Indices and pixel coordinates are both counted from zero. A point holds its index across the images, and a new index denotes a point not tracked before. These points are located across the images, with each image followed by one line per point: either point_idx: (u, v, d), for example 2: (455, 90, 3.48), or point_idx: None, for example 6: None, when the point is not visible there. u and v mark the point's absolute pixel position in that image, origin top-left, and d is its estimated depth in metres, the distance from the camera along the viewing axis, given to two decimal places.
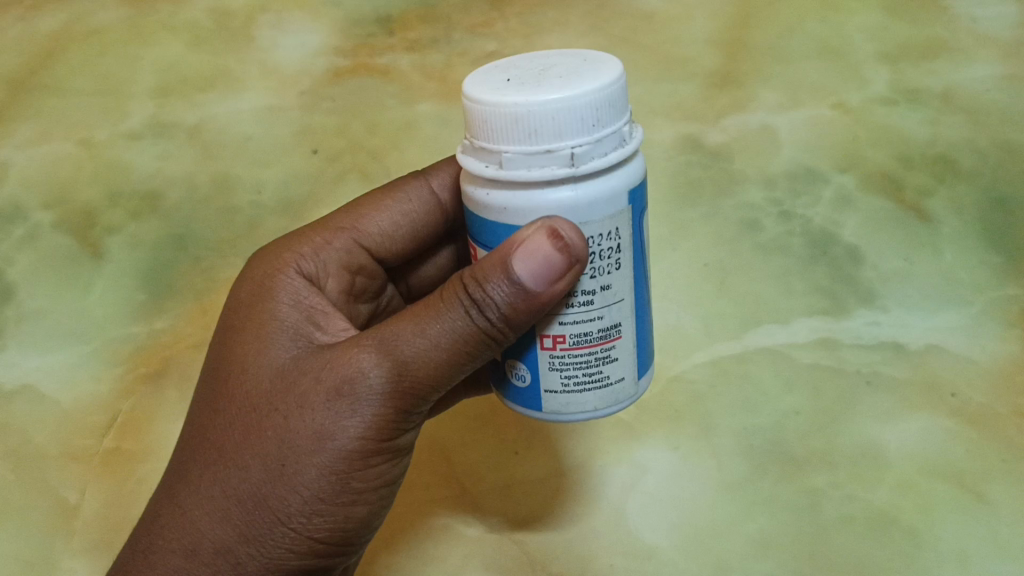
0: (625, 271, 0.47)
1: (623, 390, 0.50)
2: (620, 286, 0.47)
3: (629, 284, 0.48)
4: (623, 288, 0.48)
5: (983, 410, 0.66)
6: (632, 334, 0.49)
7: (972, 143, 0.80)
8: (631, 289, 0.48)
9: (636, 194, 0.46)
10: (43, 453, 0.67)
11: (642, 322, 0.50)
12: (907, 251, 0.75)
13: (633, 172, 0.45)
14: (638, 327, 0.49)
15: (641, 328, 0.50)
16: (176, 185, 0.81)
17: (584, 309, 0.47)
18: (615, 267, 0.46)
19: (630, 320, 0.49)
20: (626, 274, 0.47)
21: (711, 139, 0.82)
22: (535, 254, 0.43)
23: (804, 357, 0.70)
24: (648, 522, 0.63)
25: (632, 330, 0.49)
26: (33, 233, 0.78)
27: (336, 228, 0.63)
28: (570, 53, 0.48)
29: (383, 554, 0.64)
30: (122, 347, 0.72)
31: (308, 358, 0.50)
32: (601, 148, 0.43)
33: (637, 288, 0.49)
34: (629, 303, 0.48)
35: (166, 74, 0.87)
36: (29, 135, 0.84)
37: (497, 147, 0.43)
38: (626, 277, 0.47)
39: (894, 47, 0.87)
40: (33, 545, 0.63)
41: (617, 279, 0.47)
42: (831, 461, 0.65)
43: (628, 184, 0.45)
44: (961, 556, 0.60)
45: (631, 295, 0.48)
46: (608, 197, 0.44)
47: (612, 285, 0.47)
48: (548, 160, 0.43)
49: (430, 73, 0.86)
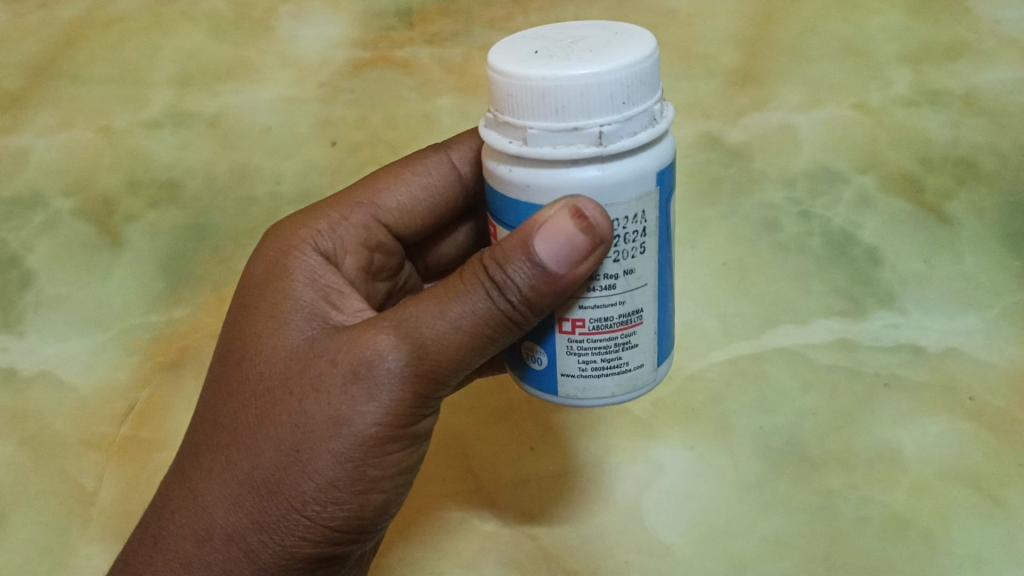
0: (648, 256, 0.47)
1: (642, 378, 0.50)
2: (642, 273, 0.47)
3: (653, 270, 0.48)
4: (646, 276, 0.48)
5: (1001, 414, 0.66)
6: (653, 324, 0.49)
7: (993, 145, 0.80)
8: (653, 276, 0.48)
9: (660, 178, 0.45)
10: (61, 440, 0.67)
11: (663, 311, 0.50)
12: (927, 252, 0.74)
13: (658, 157, 0.45)
14: (659, 316, 0.49)
15: (662, 316, 0.50)
16: (195, 175, 0.81)
17: (606, 294, 0.47)
18: (639, 251, 0.46)
19: (653, 307, 0.49)
20: (649, 259, 0.47)
21: (731, 138, 0.82)
22: (547, 228, 0.44)
23: (821, 358, 0.70)
24: (665, 521, 0.63)
25: (654, 319, 0.49)
26: (53, 220, 0.78)
27: (354, 204, 0.63)
28: (599, 26, 0.48)
29: (398, 546, 0.64)
30: (140, 336, 0.72)
31: (324, 339, 0.50)
32: (627, 129, 0.43)
33: (660, 276, 0.49)
34: (652, 293, 0.48)
35: (187, 64, 0.88)
36: (49, 123, 0.84)
37: (519, 125, 0.43)
38: (650, 263, 0.47)
39: (916, 48, 0.87)
40: (50, 531, 0.63)
41: (640, 265, 0.47)
42: (848, 463, 0.65)
43: (653, 169, 0.45)
44: (977, 560, 0.59)
45: (654, 283, 0.48)
46: (632, 181, 0.44)
47: (634, 272, 0.47)
48: (571, 140, 0.42)
49: (449, 66, 0.86)
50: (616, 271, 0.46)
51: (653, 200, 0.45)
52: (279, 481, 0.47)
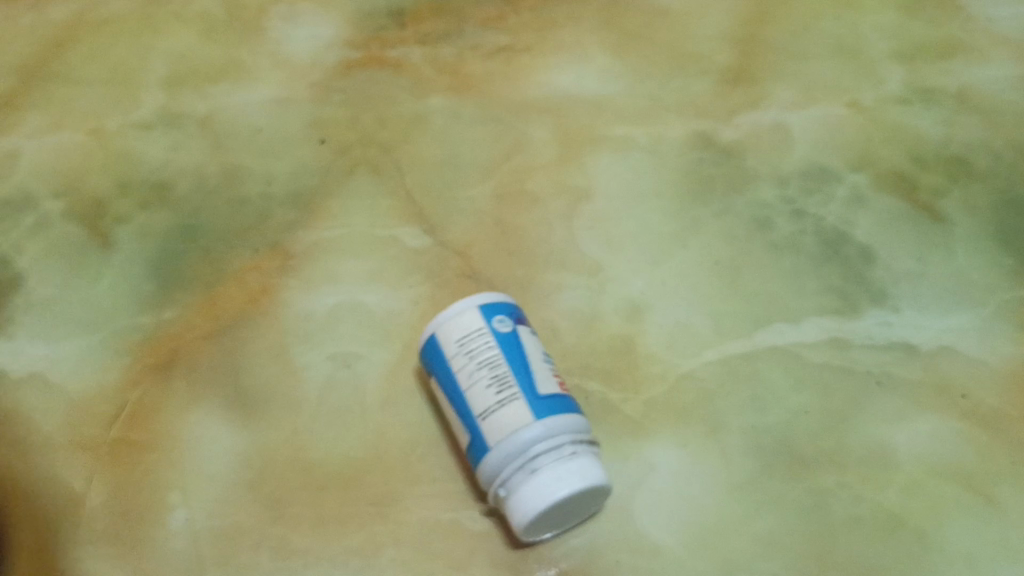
0: (546, 358, 0.63)
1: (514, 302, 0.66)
2: (562, 437, 0.58)
3: (552, 372, 0.62)
4: (549, 419, 0.58)
5: (995, 413, 0.66)
6: (521, 333, 0.62)
7: (987, 143, 0.80)
8: (550, 368, 0.62)
9: (592, 460, 0.59)
10: (50, 443, 0.67)
11: (513, 343, 0.61)
12: (919, 250, 0.74)
13: (602, 476, 0.58)
14: (527, 347, 0.61)
15: (516, 346, 0.61)
16: (186, 176, 0.81)
17: (517, 424, 0.57)
18: (548, 362, 0.63)
19: (534, 350, 0.62)
20: (544, 356, 0.63)
21: (724, 136, 0.81)
22: (538, 469, 0.57)
23: (814, 356, 0.69)
24: (657, 520, 0.63)
25: (532, 345, 0.62)
26: (44, 221, 0.78)
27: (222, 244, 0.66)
28: None
29: (388, 547, 0.62)
30: (130, 337, 0.71)
31: None
32: (586, 498, 0.59)
33: (558, 411, 0.59)
34: (543, 380, 0.60)
35: (177, 65, 0.87)
36: (40, 124, 0.84)
37: (529, 526, 0.58)
38: (542, 358, 0.62)
39: (910, 45, 0.87)
40: (39, 534, 0.63)
41: (563, 433, 0.58)
42: (841, 461, 0.65)
43: (596, 466, 0.59)
44: (969, 560, 0.61)
45: (556, 419, 0.58)
46: (585, 473, 0.57)
47: (553, 437, 0.58)
48: (549, 524, 0.59)
49: (442, 66, 0.87)
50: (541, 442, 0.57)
51: (587, 464, 0.58)
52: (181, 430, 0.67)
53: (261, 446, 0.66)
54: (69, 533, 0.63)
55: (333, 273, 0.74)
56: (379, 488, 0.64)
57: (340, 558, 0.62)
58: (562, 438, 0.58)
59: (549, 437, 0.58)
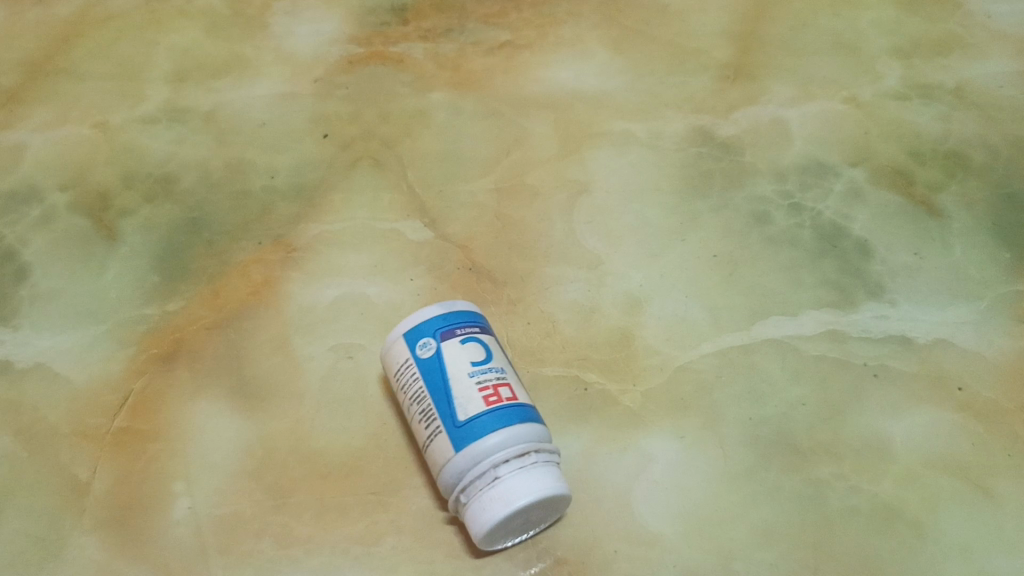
0: (477, 368, 0.60)
1: (448, 310, 0.63)
2: (486, 464, 0.56)
3: (480, 385, 0.59)
4: (466, 449, 0.57)
5: (990, 405, 0.66)
6: (445, 352, 0.61)
7: (984, 138, 0.81)
8: (479, 380, 0.59)
9: (528, 475, 0.56)
10: (55, 431, 0.67)
11: (436, 368, 0.60)
12: (917, 245, 0.75)
13: (538, 490, 0.56)
14: (449, 366, 0.60)
15: (439, 370, 0.60)
16: (189, 169, 0.81)
17: (442, 461, 0.58)
18: (482, 371, 0.60)
19: (460, 366, 0.60)
20: (474, 367, 0.60)
21: (722, 131, 0.82)
22: (468, 502, 0.57)
23: (811, 349, 0.70)
24: (654, 510, 0.63)
25: (457, 360, 0.60)
26: (49, 214, 0.79)
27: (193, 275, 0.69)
28: None
29: (390, 535, 0.62)
30: (135, 329, 0.72)
31: None
32: (533, 511, 0.57)
33: (484, 433, 0.57)
34: (466, 401, 0.58)
35: (181, 60, 0.89)
36: (45, 118, 0.85)
37: (493, 544, 0.59)
38: (468, 372, 0.59)
39: (908, 42, 0.88)
40: (41, 520, 0.63)
41: (496, 453, 0.56)
42: (837, 453, 0.65)
43: (535, 479, 0.56)
44: (966, 550, 0.61)
45: (478, 443, 0.56)
46: (513, 496, 0.55)
47: (474, 466, 0.56)
48: (525, 526, 0.59)
49: (444, 62, 0.88)
50: (464, 472, 0.57)
51: (519, 482, 0.56)
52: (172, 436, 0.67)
53: (264, 436, 0.67)
54: (75, 518, 0.63)
55: (335, 266, 0.75)
56: (379, 478, 0.65)
57: (341, 546, 0.62)
58: (485, 465, 0.56)
59: (488, 454, 0.56)
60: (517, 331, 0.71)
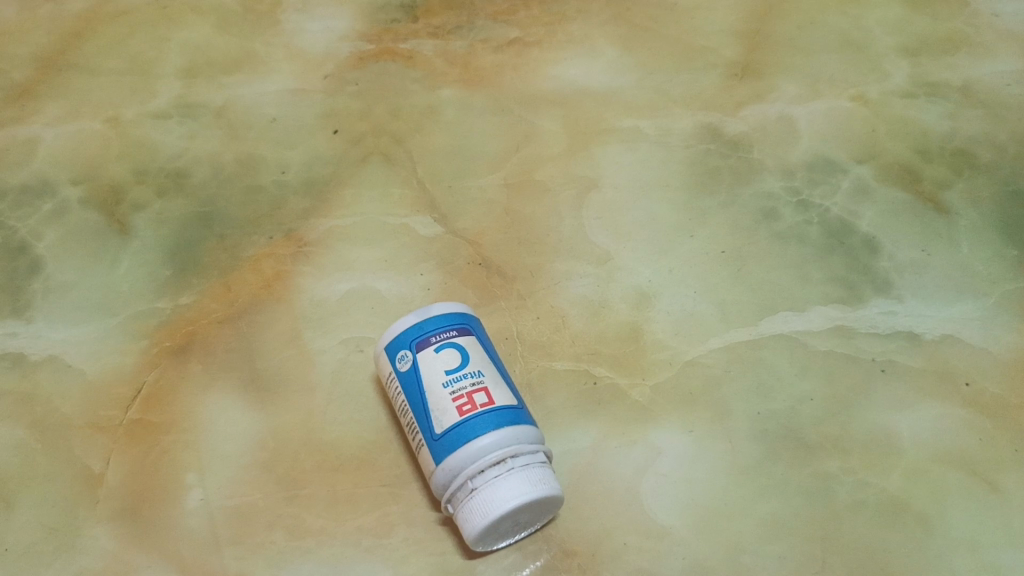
0: (451, 377, 0.59)
1: (425, 317, 0.63)
2: (464, 476, 0.57)
3: (454, 394, 0.59)
4: (444, 463, 0.57)
5: (996, 400, 0.67)
6: (421, 363, 0.61)
7: (991, 136, 0.81)
8: (452, 390, 0.59)
9: (503, 483, 0.56)
10: (68, 423, 0.68)
11: (413, 381, 0.60)
12: (924, 241, 0.75)
13: (514, 497, 0.55)
14: (425, 377, 0.60)
15: (416, 383, 0.60)
16: (201, 164, 0.82)
17: (429, 473, 0.59)
18: (456, 379, 0.59)
19: (435, 377, 0.60)
20: (448, 376, 0.59)
21: (730, 129, 0.83)
22: (456, 513, 0.58)
23: (819, 344, 0.70)
24: (662, 503, 0.64)
25: (431, 372, 0.60)
26: (62, 208, 0.79)
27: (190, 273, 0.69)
28: None
29: (400, 526, 0.63)
30: (148, 322, 0.73)
31: None
32: (517, 515, 0.57)
33: (459, 445, 0.57)
34: (440, 416, 0.58)
35: (192, 56, 0.89)
36: (58, 112, 0.85)
37: (491, 546, 0.59)
38: (442, 382, 0.59)
39: (915, 41, 0.88)
40: (55, 511, 0.64)
41: (470, 465, 0.57)
42: (844, 447, 0.65)
43: (511, 486, 0.56)
44: (972, 544, 0.61)
45: (455, 456, 0.57)
46: (487, 508, 0.55)
47: (454, 479, 0.57)
48: (525, 523, 0.59)
49: (453, 58, 0.89)
50: (447, 485, 0.57)
51: (494, 492, 0.56)
52: (183, 428, 0.68)
53: (275, 428, 0.67)
54: (89, 508, 0.64)
55: (346, 261, 0.76)
56: (390, 470, 0.65)
57: (353, 537, 0.62)
58: (463, 477, 0.57)
59: (464, 467, 0.57)
60: (526, 325, 0.72)
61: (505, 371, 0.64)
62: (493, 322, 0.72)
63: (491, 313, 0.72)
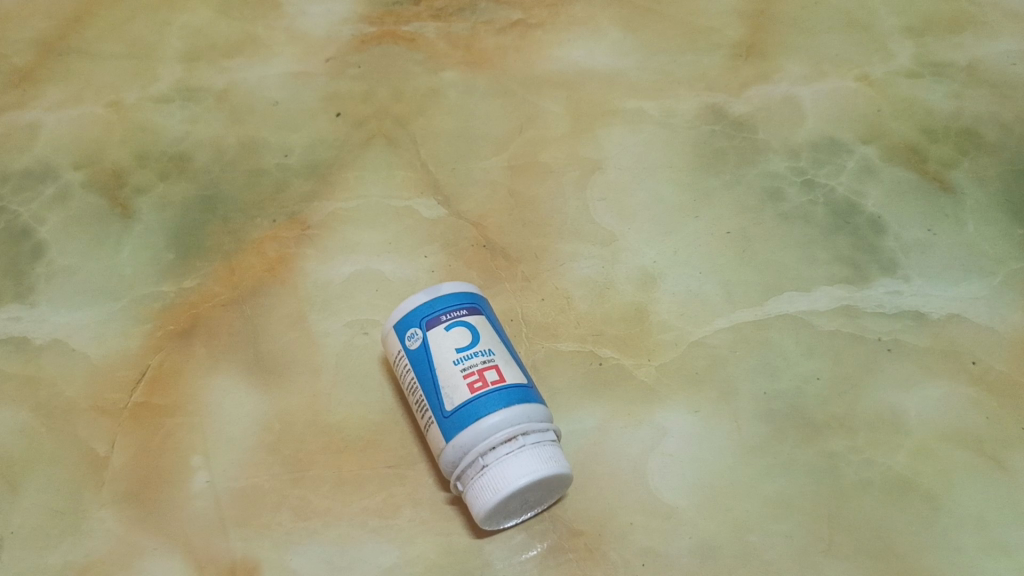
0: (461, 355, 0.59)
1: (434, 295, 0.63)
2: (474, 453, 0.57)
3: (465, 371, 0.58)
4: (455, 440, 0.57)
5: (1003, 378, 0.67)
6: (431, 341, 0.60)
7: (996, 116, 0.81)
8: (463, 366, 0.59)
9: (516, 461, 0.56)
10: (74, 406, 0.67)
11: (423, 359, 0.60)
12: (930, 221, 0.75)
13: (525, 475, 0.55)
14: (435, 355, 0.60)
15: (426, 361, 0.60)
16: (203, 147, 0.82)
17: (437, 451, 0.58)
18: (467, 356, 0.59)
19: (445, 354, 0.59)
20: (459, 354, 0.59)
21: (735, 109, 0.83)
22: (465, 491, 0.58)
23: (825, 324, 0.70)
24: (669, 483, 0.63)
25: (442, 349, 0.60)
26: (64, 192, 0.79)
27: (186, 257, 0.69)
28: None
29: (407, 507, 0.63)
30: (152, 305, 0.72)
31: None
32: (527, 493, 0.57)
33: (470, 422, 0.57)
34: (451, 392, 0.58)
35: (194, 41, 0.89)
36: (59, 97, 0.85)
37: (499, 524, 0.59)
38: (453, 360, 0.59)
39: (920, 21, 0.88)
40: (60, 494, 0.64)
41: (481, 442, 0.57)
42: (851, 426, 0.65)
43: (523, 464, 0.56)
44: (979, 522, 0.61)
45: (465, 433, 0.57)
46: (499, 484, 0.55)
47: (464, 456, 0.57)
48: (534, 502, 0.59)
49: (455, 41, 0.88)
50: (456, 462, 0.57)
51: (506, 469, 0.56)
52: (188, 411, 0.67)
53: (281, 410, 0.67)
54: (95, 492, 0.64)
55: (350, 243, 0.75)
56: (397, 452, 0.65)
57: (359, 518, 0.62)
58: (473, 454, 0.57)
59: (475, 445, 0.57)
60: (531, 307, 0.72)
61: (514, 352, 0.63)
62: (498, 304, 0.72)
63: (496, 295, 0.72)
